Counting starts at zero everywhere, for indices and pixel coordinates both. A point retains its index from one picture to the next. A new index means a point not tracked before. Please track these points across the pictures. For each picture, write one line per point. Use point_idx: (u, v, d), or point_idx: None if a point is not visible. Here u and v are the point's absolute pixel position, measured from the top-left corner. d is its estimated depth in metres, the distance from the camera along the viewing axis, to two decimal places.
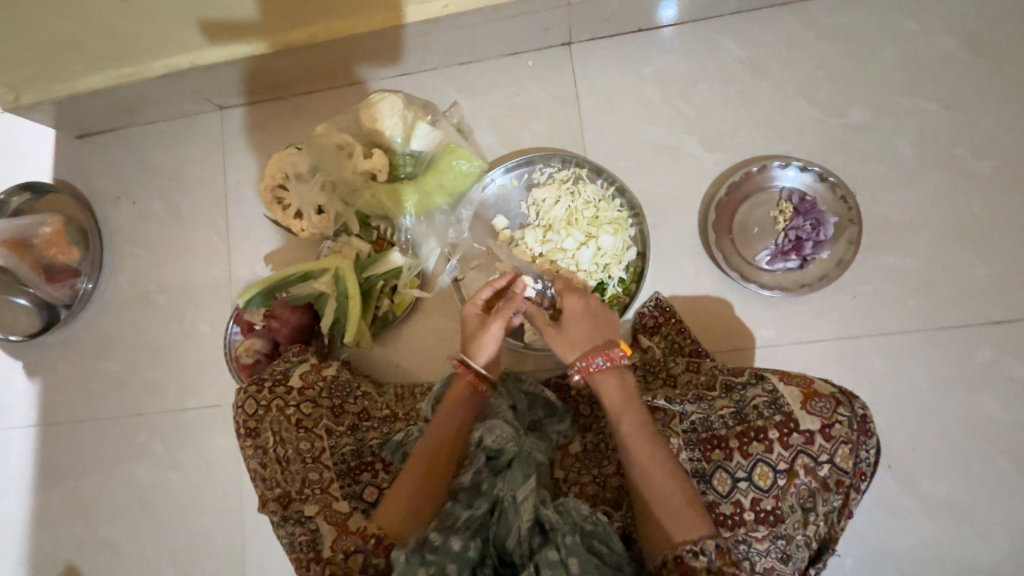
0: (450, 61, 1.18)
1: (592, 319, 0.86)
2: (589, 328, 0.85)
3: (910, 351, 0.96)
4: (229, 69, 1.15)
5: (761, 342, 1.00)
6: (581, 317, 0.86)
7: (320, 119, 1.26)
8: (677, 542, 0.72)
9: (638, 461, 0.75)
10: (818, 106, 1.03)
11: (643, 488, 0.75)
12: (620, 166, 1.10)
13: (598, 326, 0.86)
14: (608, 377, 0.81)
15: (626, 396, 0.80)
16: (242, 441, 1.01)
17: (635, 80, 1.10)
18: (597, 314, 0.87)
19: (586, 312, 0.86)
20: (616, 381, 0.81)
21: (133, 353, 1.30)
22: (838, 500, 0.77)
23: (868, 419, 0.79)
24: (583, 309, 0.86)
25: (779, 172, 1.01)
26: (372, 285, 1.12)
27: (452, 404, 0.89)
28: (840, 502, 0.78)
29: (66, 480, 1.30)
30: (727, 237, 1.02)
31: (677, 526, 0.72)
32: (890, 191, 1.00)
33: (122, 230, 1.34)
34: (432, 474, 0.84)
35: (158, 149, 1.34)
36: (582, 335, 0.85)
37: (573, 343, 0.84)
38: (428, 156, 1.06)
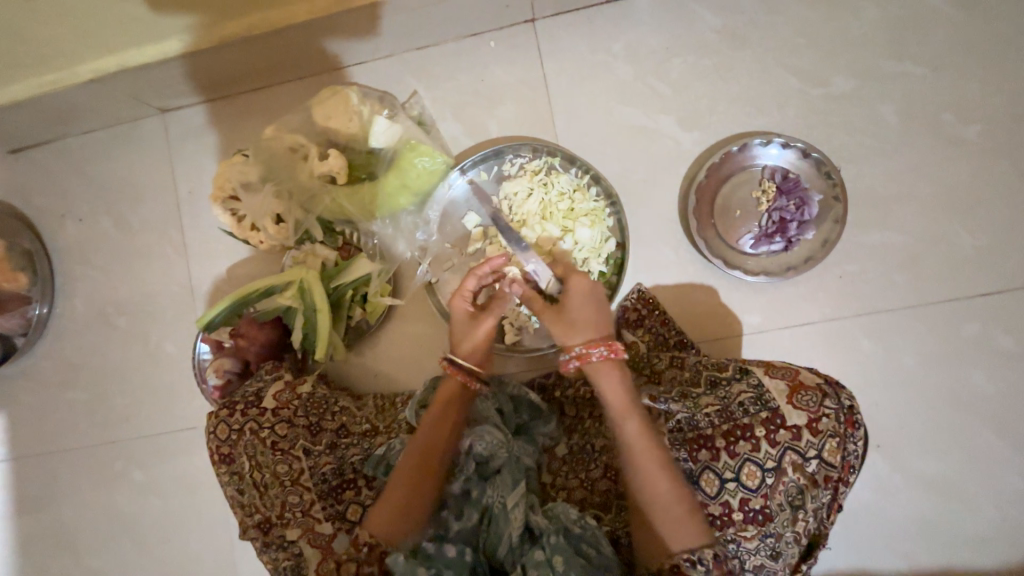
0: (405, 46, 1.09)
1: (595, 307, 0.83)
2: (594, 316, 0.83)
3: (899, 329, 0.94)
4: (163, 69, 1.05)
5: (747, 329, 0.97)
6: (585, 303, 0.83)
7: (272, 118, 1.17)
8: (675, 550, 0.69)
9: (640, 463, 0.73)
10: (799, 76, 0.97)
11: (644, 490, 0.72)
12: (594, 153, 1.03)
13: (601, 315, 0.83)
14: (611, 372, 0.79)
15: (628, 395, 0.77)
16: (216, 467, 0.95)
17: (605, 57, 1.03)
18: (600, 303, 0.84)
19: (590, 298, 0.84)
20: (619, 378, 0.78)
21: (99, 379, 1.24)
22: (826, 496, 0.76)
23: (856, 410, 0.77)
24: (587, 296, 0.84)
25: (761, 150, 0.95)
26: (342, 294, 1.05)
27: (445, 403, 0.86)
28: (828, 497, 0.77)
29: (45, 513, 1.25)
30: (709, 222, 0.97)
31: (677, 534, 0.70)
32: (875, 163, 0.95)
33: (72, 249, 1.26)
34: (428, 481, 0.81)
35: (100, 160, 1.25)
36: (586, 321, 0.82)
37: (577, 328, 0.81)
38: (389, 153, 0.98)
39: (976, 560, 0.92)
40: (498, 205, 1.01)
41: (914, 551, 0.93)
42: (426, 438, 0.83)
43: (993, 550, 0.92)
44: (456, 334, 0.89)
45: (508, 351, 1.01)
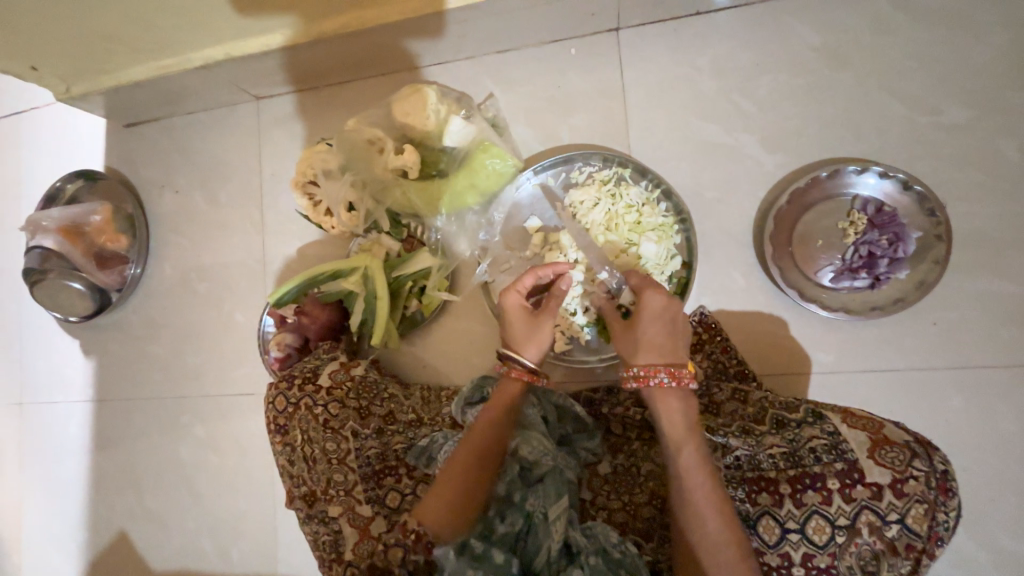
0: (487, 49, 1.10)
1: (668, 328, 0.76)
2: (664, 337, 0.75)
3: (997, 389, 0.84)
4: (264, 59, 1.13)
5: (818, 368, 0.90)
6: (654, 321, 0.76)
7: (354, 111, 1.23)
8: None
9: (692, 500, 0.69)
10: (905, 102, 0.90)
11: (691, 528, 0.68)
12: (668, 167, 1.00)
13: (673, 337, 0.76)
14: (673, 399, 0.73)
15: (688, 424, 0.72)
16: (273, 437, 1.01)
17: (690, 70, 1.00)
18: (675, 324, 0.77)
19: (661, 317, 0.77)
20: (681, 407, 0.72)
21: (176, 339, 1.35)
22: (904, 566, 0.69)
23: (949, 476, 0.69)
24: (657, 314, 0.77)
25: (854, 178, 0.88)
26: (401, 284, 1.09)
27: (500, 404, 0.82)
28: (907, 568, 0.69)
29: (118, 453, 1.38)
30: (787, 250, 0.91)
31: None
32: (986, 203, 0.86)
33: (167, 218, 1.38)
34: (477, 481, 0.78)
35: (199, 139, 1.36)
36: (653, 340, 0.75)
37: (642, 346, 0.75)
38: (460, 153, 1.00)
39: None
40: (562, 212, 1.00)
41: None
42: (479, 438, 0.79)
43: None
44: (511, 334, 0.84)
45: (557, 359, 1.00)
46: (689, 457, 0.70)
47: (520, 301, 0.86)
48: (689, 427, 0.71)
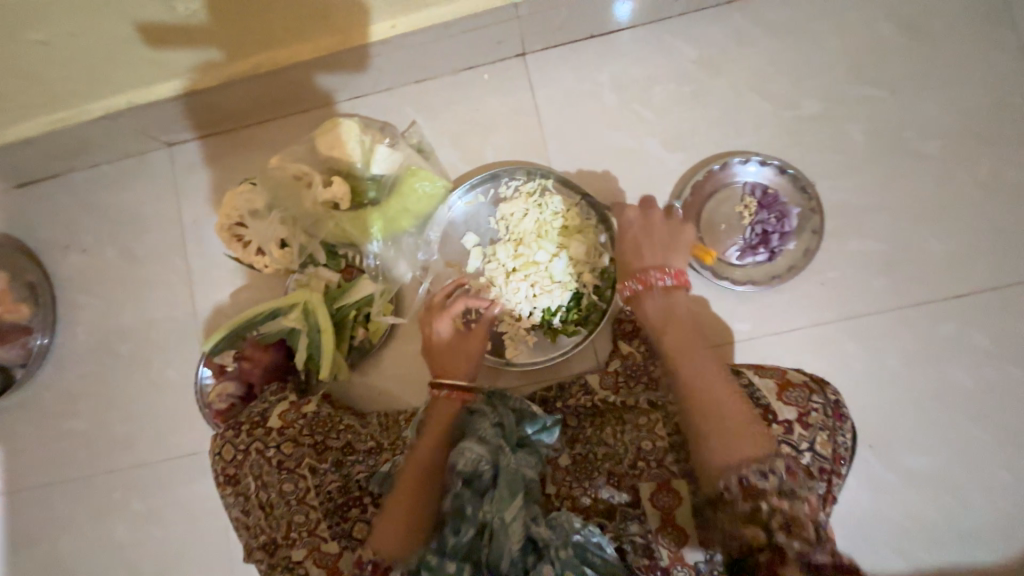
0: (403, 80, 1.15)
1: (660, 234, 0.86)
2: (659, 243, 0.85)
3: (880, 332, 0.99)
4: (173, 105, 1.11)
5: (739, 337, 1.01)
6: (644, 233, 0.86)
7: (275, 149, 1.22)
8: (739, 463, 0.68)
9: (688, 378, 0.76)
10: (771, 100, 1.05)
11: (702, 400, 0.74)
12: (585, 174, 1.09)
13: (668, 243, 0.85)
14: (659, 294, 0.82)
15: (667, 314, 0.82)
16: (223, 489, 0.96)
17: (592, 86, 1.10)
18: (669, 232, 0.87)
19: (645, 228, 0.87)
20: (665, 298, 0.82)
21: (100, 408, 1.24)
22: (823, 489, 0.78)
23: (841, 403, 0.82)
24: (645, 225, 0.88)
25: (740, 168, 1.02)
26: (345, 314, 1.09)
27: (438, 425, 0.90)
28: (824, 490, 0.78)
29: (39, 548, 1.22)
30: (697, 236, 1.03)
31: (741, 440, 0.70)
32: (847, 178, 1.02)
33: (76, 279, 1.27)
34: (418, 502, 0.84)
35: (106, 192, 1.28)
36: (649, 247, 0.85)
37: (636, 252, 0.85)
38: (390, 179, 1.02)
39: (974, 554, 0.94)
40: (496, 226, 1.07)
41: (914, 548, 0.95)
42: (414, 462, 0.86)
43: (989, 544, 0.94)
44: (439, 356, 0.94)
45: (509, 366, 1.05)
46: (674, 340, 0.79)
47: (449, 326, 0.96)
48: (672, 314, 0.81)
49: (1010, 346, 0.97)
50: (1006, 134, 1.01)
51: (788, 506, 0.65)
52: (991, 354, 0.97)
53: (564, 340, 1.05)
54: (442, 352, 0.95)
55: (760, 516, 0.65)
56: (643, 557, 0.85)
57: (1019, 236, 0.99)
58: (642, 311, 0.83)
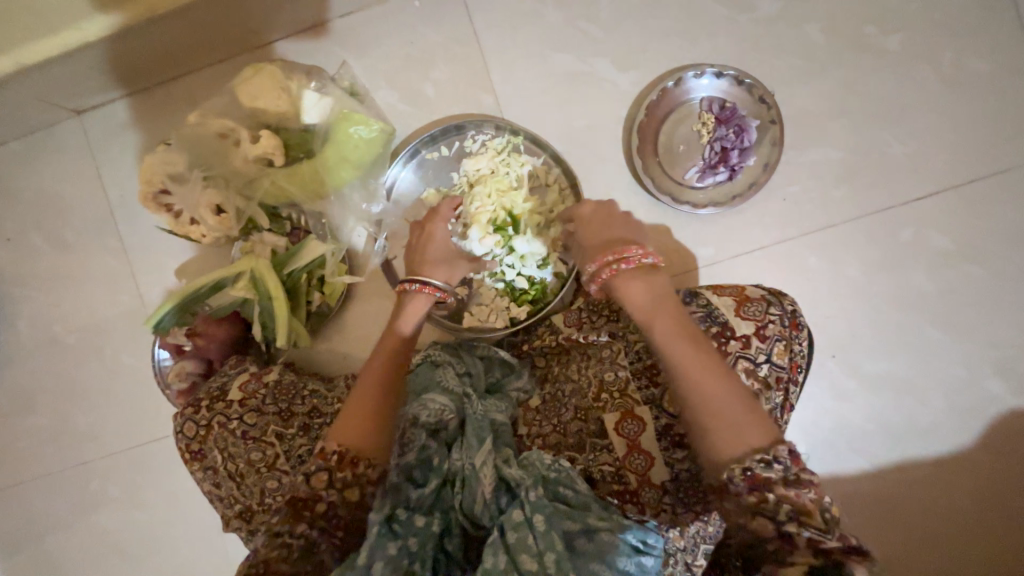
0: (327, 15, 1.04)
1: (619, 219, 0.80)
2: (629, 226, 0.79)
3: (843, 242, 0.98)
4: (68, 65, 0.98)
5: (702, 262, 1.00)
6: (615, 211, 0.80)
7: (198, 105, 1.11)
8: (748, 458, 0.63)
9: (687, 364, 0.67)
10: (726, 4, 0.98)
11: (697, 395, 0.67)
12: (535, 105, 1.02)
13: (631, 224, 0.79)
14: (635, 277, 0.72)
15: (652, 300, 0.71)
16: (189, 465, 0.94)
17: (534, 6, 1.01)
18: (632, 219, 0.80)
19: (605, 209, 0.81)
20: (646, 282, 0.72)
21: (57, 401, 1.19)
22: (779, 396, 0.79)
23: (798, 312, 0.81)
24: (613, 206, 0.82)
25: (694, 83, 0.97)
26: (298, 280, 1.03)
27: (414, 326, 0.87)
28: (781, 398, 0.79)
29: (23, 544, 1.21)
30: (654, 160, 0.99)
31: (744, 436, 0.64)
32: (806, 84, 0.97)
33: (4, 271, 1.19)
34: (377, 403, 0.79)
35: (18, 173, 1.17)
36: (612, 225, 0.79)
37: (603, 231, 0.78)
38: (324, 128, 0.95)
39: (931, 445, 0.98)
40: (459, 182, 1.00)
41: (874, 446, 0.99)
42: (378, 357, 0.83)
43: (944, 435, 0.98)
44: (434, 257, 0.87)
45: (467, 332, 1.01)
46: (664, 327, 0.70)
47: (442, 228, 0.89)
48: (652, 298, 0.71)
49: (969, 244, 0.97)
50: (970, 21, 0.95)
51: (794, 496, 0.62)
52: (950, 254, 0.97)
53: (520, 312, 0.99)
54: (431, 255, 0.87)
55: (767, 506, 0.62)
56: (613, 484, 0.83)
57: (979, 131, 0.96)
58: (624, 293, 0.72)
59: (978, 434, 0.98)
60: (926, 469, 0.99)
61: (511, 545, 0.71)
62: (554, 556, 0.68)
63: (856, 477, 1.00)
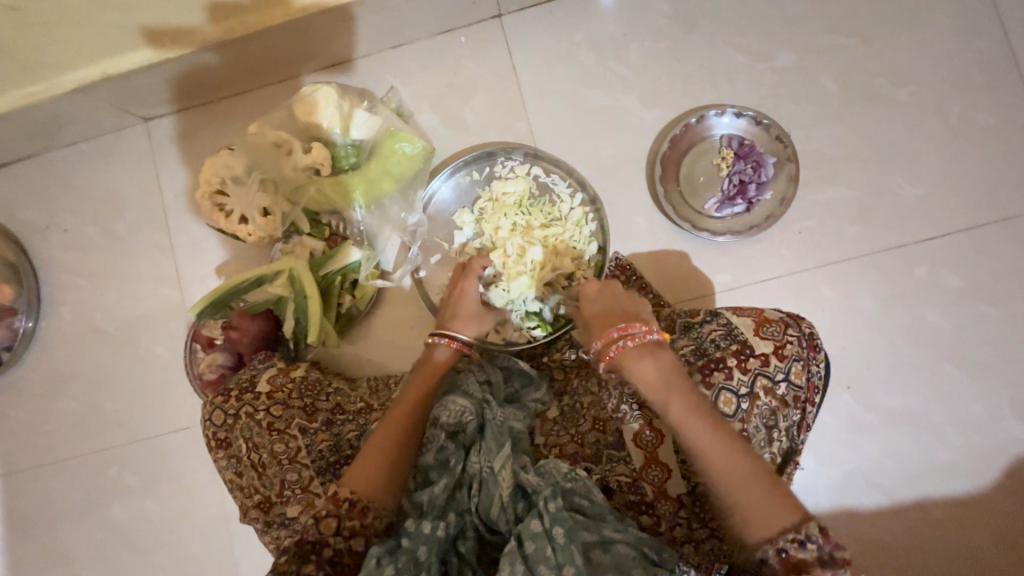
0: (382, 45, 1.15)
1: (623, 299, 0.82)
2: (627, 306, 0.80)
3: (856, 277, 1.01)
4: (147, 78, 1.09)
5: (719, 288, 1.04)
6: (609, 282, 0.84)
7: (254, 119, 1.22)
8: (776, 539, 0.65)
9: (705, 443, 0.69)
10: (746, 54, 1.06)
11: (718, 479, 0.69)
12: (566, 135, 1.10)
13: (637, 306, 0.81)
14: (644, 359, 0.74)
15: (663, 378, 0.73)
16: (213, 453, 0.97)
17: (570, 46, 1.11)
18: (632, 296, 0.83)
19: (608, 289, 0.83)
20: (653, 362, 0.73)
21: (89, 386, 1.24)
22: (796, 415, 0.81)
23: (815, 335, 0.84)
24: (610, 287, 0.83)
25: (716, 121, 1.04)
26: (331, 282, 1.09)
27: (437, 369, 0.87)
28: (798, 417, 0.81)
29: (36, 528, 1.23)
30: (676, 189, 1.05)
31: (770, 519, 0.66)
32: (821, 128, 1.04)
33: (58, 260, 1.26)
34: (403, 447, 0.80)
35: (84, 171, 1.27)
36: (618, 308, 0.80)
37: (606, 313, 0.79)
38: (369, 144, 1.03)
39: (947, 484, 0.98)
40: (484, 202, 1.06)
41: (890, 482, 0.99)
42: (404, 403, 0.83)
43: (961, 474, 0.98)
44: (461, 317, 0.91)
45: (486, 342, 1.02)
46: (679, 408, 0.71)
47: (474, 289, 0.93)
48: (662, 377, 0.73)
49: (980, 285, 1.00)
50: (975, 79, 1.03)
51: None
52: (963, 294, 1.00)
53: (536, 334, 1.02)
54: (462, 314, 0.91)
55: None
56: (629, 494, 0.86)
57: (988, 179, 1.01)
58: (632, 374, 0.74)
59: (995, 476, 0.97)
60: (944, 509, 0.98)
61: (528, 556, 0.70)
62: (573, 569, 0.69)
63: (872, 513, 0.99)
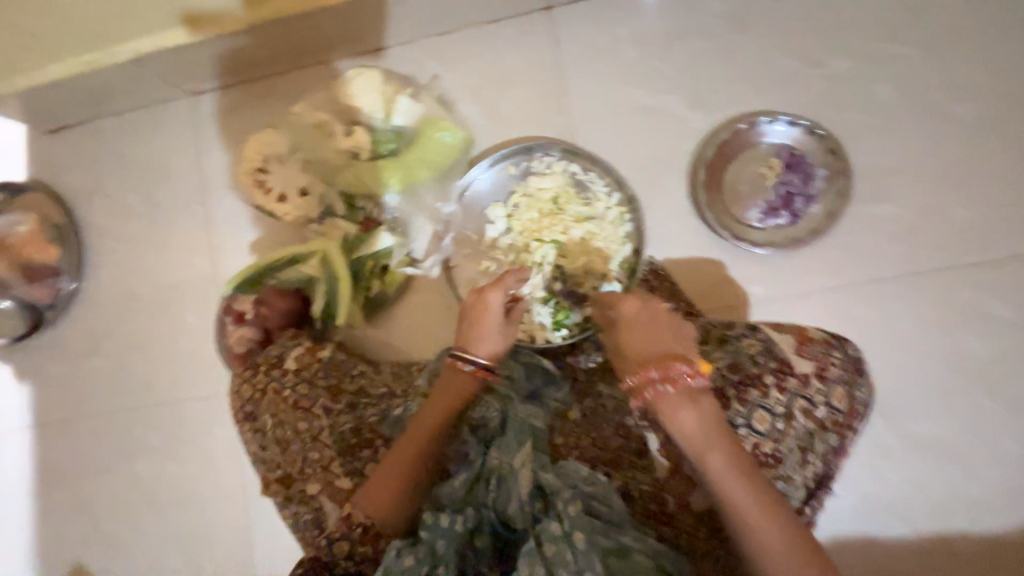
0: (425, 31, 1.14)
1: (668, 325, 0.79)
2: (670, 335, 0.78)
3: (900, 300, 0.97)
4: (195, 53, 1.11)
5: (753, 300, 1.01)
6: (655, 321, 0.79)
7: (295, 98, 1.22)
8: None
9: (743, 509, 0.67)
10: (802, 59, 1.02)
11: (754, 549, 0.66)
12: (606, 133, 1.08)
13: (679, 336, 0.78)
14: (682, 408, 0.71)
15: (701, 434, 0.70)
16: (241, 425, 1.01)
17: (617, 42, 1.08)
18: (675, 322, 0.80)
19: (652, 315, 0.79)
20: (692, 415, 0.71)
21: (122, 349, 1.28)
22: (833, 440, 0.80)
23: (860, 359, 0.82)
24: (653, 313, 0.79)
25: (767, 128, 1.00)
26: (361, 266, 1.09)
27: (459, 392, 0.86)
28: (835, 442, 0.81)
29: (65, 480, 1.28)
30: (717, 197, 1.02)
31: None
32: (875, 141, 0.99)
33: (99, 225, 1.30)
34: (415, 474, 0.83)
35: (130, 140, 1.30)
36: (658, 337, 0.77)
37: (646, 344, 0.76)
38: (410, 131, 1.03)
39: (981, 524, 0.94)
40: (519, 197, 1.05)
41: (918, 515, 0.95)
42: (418, 428, 0.85)
43: (996, 515, 0.93)
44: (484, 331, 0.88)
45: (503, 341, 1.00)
46: (719, 467, 0.69)
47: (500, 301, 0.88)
48: (702, 432, 0.70)
49: None
50: None
51: None
52: (1015, 326, 0.95)
53: (559, 336, 0.99)
54: (484, 328, 0.88)
55: None
56: (649, 503, 0.85)
57: None
58: (672, 425, 0.71)
59: None
60: (973, 550, 0.93)
61: (548, 559, 0.69)
62: None
63: (897, 546, 0.95)
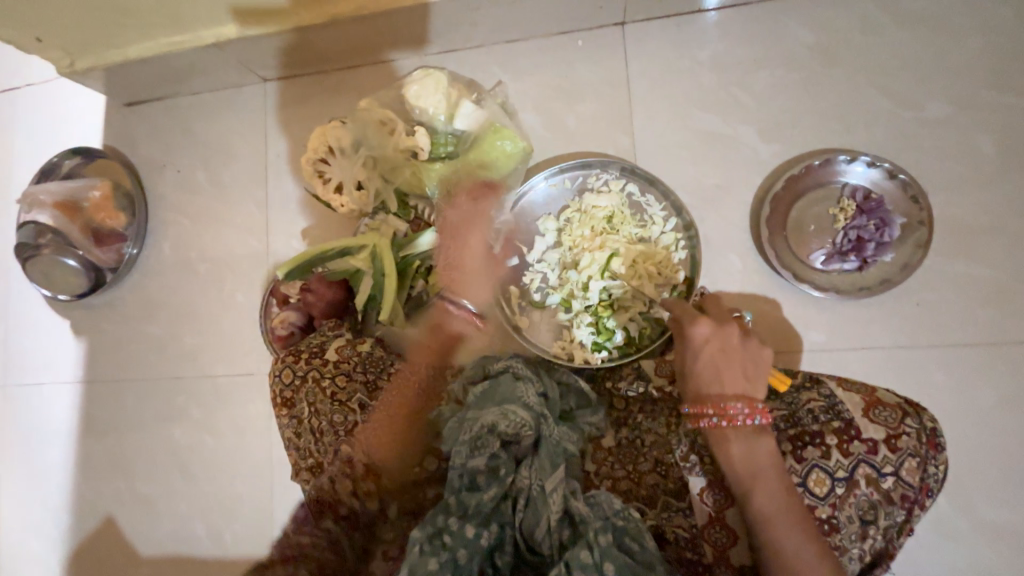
0: (497, 38, 1.14)
1: (739, 360, 0.79)
2: (739, 371, 0.78)
3: (973, 365, 0.91)
4: (276, 42, 1.15)
5: (809, 346, 0.96)
6: (725, 354, 0.79)
7: (362, 93, 1.25)
8: None
9: (786, 545, 0.70)
10: (890, 98, 0.97)
11: None
12: (671, 157, 1.05)
13: (748, 373, 0.78)
14: (737, 440, 0.75)
15: (753, 469, 0.74)
16: (279, 410, 1.02)
17: (692, 65, 1.05)
18: (750, 356, 0.79)
19: (722, 344, 0.79)
20: (745, 448, 0.75)
21: (172, 318, 1.34)
22: (900, 515, 0.76)
23: (938, 431, 0.78)
24: (723, 341, 0.79)
25: (845, 167, 0.95)
26: (409, 264, 1.10)
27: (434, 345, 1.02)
28: (902, 518, 0.77)
29: (106, 435, 1.35)
30: (781, 235, 0.97)
31: None
32: (962, 193, 0.93)
33: (166, 198, 1.36)
34: (402, 422, 0.93)
35: (203, 119, 1.35)
36: (726, 372, 0.78)
37: (715, 377, 0.78)
38: (470, 136, 1.03)
39: None
40: (572, 212, 1.04)
41: None
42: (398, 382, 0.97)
43: None
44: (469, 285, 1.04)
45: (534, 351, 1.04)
46: (766, 501, 0.72)
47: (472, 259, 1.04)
48: (754, 467, 0.74)
49: None
50: None
51: None
52: None
53: (597, 356, 1.01)
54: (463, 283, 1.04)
55: None
56: (685, 550, 0.83)
57: None
58: (725, 456, 0.75)
59: None
60: None
61: None
62: None
63: None
